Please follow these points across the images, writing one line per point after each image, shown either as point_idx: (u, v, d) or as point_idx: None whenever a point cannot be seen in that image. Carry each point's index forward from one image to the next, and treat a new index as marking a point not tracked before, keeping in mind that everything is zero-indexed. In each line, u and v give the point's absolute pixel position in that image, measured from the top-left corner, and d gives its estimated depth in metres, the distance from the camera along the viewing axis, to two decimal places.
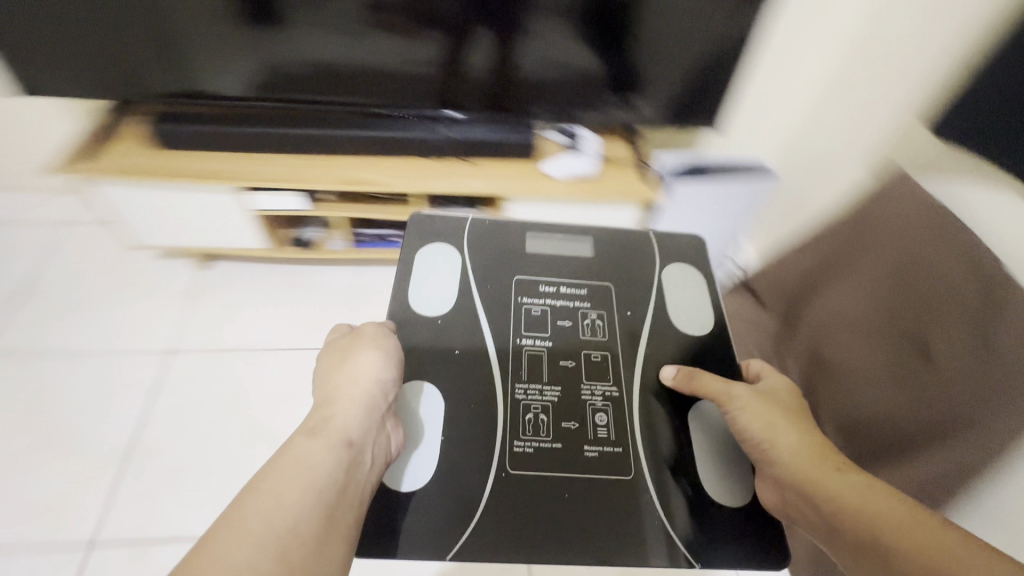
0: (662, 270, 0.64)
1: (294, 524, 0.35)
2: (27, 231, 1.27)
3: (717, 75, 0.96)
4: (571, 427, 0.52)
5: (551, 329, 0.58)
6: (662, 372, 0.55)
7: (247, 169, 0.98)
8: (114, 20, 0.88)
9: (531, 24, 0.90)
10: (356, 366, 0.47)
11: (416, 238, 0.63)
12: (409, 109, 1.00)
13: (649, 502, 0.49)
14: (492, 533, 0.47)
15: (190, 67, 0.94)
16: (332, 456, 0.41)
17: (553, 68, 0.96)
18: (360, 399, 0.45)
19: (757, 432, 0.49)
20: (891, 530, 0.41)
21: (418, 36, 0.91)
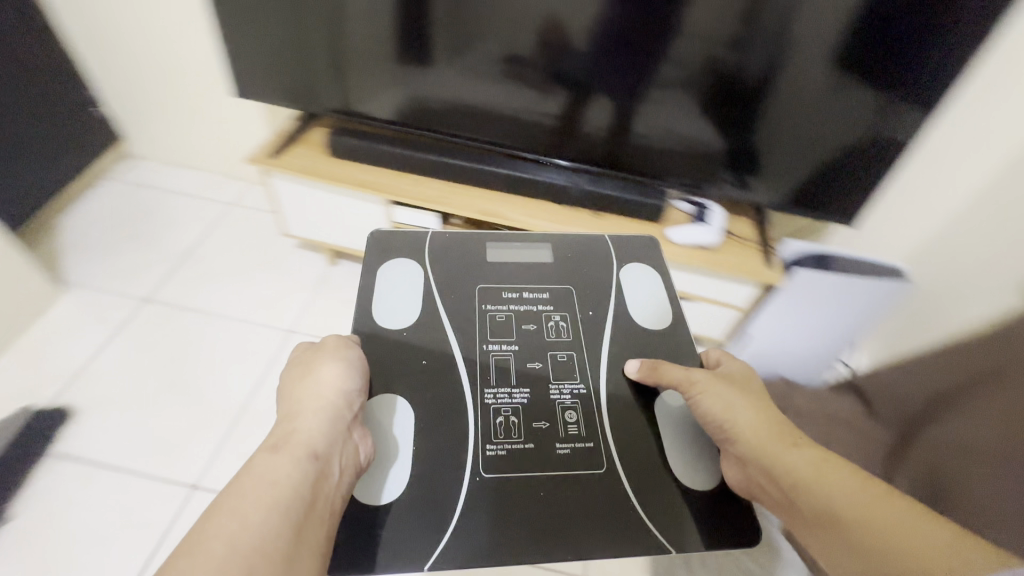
0: (619, 270, 0.61)
1: (260, 543, 0.32)
2: (185, 203, 1.34)
3: (855, 173, 0.85)
4: (541, 426, 0.49)
5: (516, 334, 0.55)
6: (626, 366, 0.51)
7: (393, 184, 0.99)
8: (301, 36, 0.91)
9: (654, 88, 0.85)
10: (318, 378, 0.44)
11: (378, 254, 0.60)
12: (521, 152, 0.98)
13: (624, 493, 0.45)
14: (468, 540, 0.42)
15: (352, 83, 0.96)
16: (300, 468, 0.37)
17: (668, 136, 0.90)
18: (322, 407, 0.42)
19: (718, 413, 0.43)
20: (849, 506, 0.36)
21: (538, 87, 0.89)
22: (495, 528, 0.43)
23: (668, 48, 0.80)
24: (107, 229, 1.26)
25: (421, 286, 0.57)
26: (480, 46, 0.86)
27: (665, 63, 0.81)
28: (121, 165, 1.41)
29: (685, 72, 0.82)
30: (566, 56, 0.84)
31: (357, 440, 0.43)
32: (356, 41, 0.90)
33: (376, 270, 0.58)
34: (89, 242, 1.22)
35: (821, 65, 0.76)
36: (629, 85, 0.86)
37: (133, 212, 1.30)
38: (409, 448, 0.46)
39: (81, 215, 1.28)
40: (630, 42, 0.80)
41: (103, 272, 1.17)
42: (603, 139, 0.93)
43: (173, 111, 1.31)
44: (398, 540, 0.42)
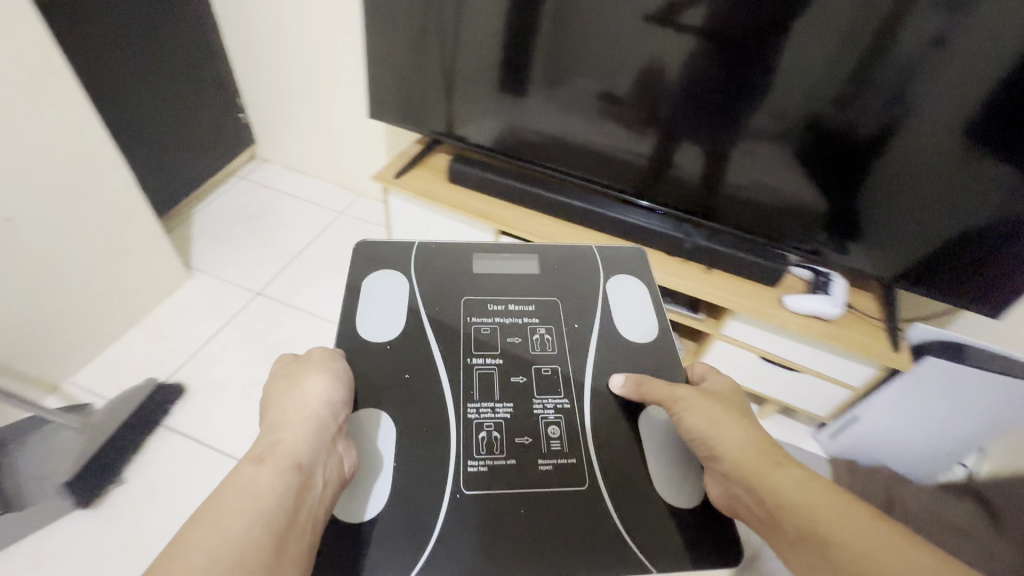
0: (606, 282, 0.62)
1: (241, 554, 0.32)
2: (300, 207, 1.47)
3: (973, 253, 0.79)
4: (524, 442, 0.49)
5: (501, 347, 0.55)
6: (612, 383, 0.52)
7: (501, 213, 1.02)
8: (422, 55, 0.97)
9: (747, 138, 0.83)
10: (305, 390, 0.44)
11: (363, 266, 0.60)
12: (623, 195, 0.98)
13: (607, 512, 0.46)
14: (447, 555, 0.42)
15: (456, 104, 1.00)
16: (284, 479, 0.38)
17: (763, 189, 0.87)
18: (306, 418, 0.43)
19: (701, 430, 0.45)
20: (828, 522, 0.37)
21: (631, 131, 0.90)
22: (479, 545, 0.43)
23: (763, 96, 0.78)
24: (231, 222, 1.41)
25: (405, 297, 0.58)
26: (574, 83, 0.89)
27: (759, 111, 0.80)
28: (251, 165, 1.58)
29: (783, 124, 0.79)
30: (657, 100, 0.85)
31: (340, 453, 0.44)
32: (465, 72, 0.95)
33: (359, 279, 0.59)
34: (214, 232, 1.38)
35: (943, 132, 0.71)
36: (725, 135, 0.84)
37: (252, 209, 1.45)
38: (391, 463, 0.46)
39: (210, 206, 1.44)
40: (724, 90, 0.80)
41: (226, 262, 1.32)
42: (696, 188, 0.92)
43: (300, 122, 1.45)
44: (382, 545, 0.43)
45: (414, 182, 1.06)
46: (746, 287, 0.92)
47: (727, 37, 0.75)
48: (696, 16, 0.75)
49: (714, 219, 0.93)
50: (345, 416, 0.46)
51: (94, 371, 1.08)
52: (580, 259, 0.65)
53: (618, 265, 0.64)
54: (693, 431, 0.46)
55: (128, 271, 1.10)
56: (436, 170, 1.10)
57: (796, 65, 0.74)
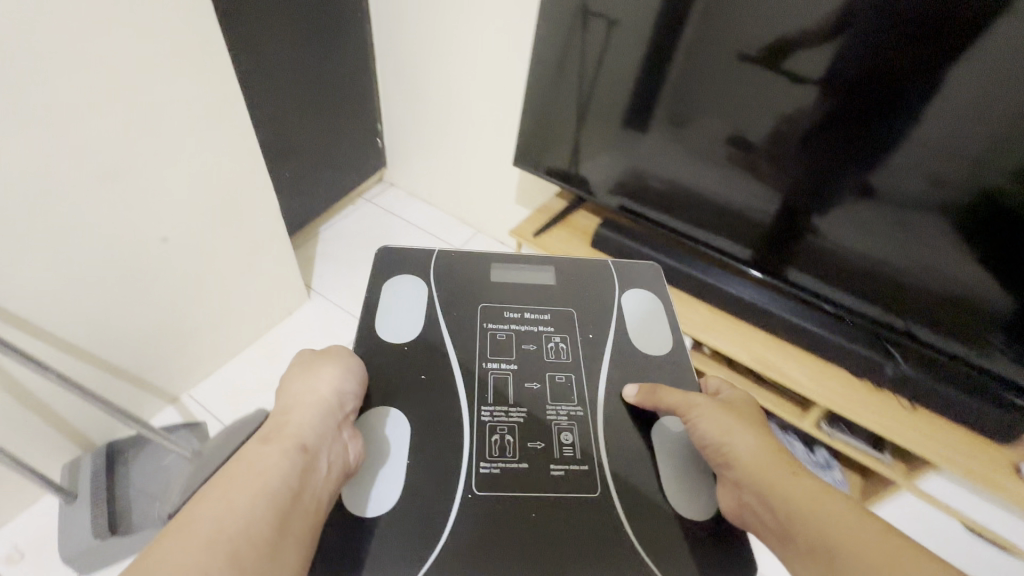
0: (622, 294, 0.63)
1: (246, 527, 0.34)
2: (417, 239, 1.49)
3: None
4: (536, 447, 0.50)
5: (516, 353, 0.56)
6: (624, 392, 0.53)
7: None
8: (555, 85, 0.92)
9: (894, 205, 0.71)
10: (314, 379, 0.47)
11: (386, 269, 0.63)
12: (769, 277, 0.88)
13: (617, 520, 0.46)
14: (455, 556, 0.43)
15: (577, 139, 0.95)
16: (288, 460, 0.40)
17: (922, 271, 0.74)
18: (312, 404, 0.45)
19: (714, 438, 0.45)
20: (835, 530, 0.37)
21: (764, 190, 0.81)
22: (485, 549, 0.43)
23: (901, 151, 0.68)
24: (355, 245, 1.46)
25: (423, 301, 0.60)
26: (694, 128, 0.81)
27: (901, 172, 0.69)
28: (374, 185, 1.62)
29: (942, 191, 0.67)
30: (786, 152, 0.76)
31: (347, 436, 0.45)
32: (596, 109, 0.89)
33: (382, 283, 0.61)
34: (334, 254, 1.43)
35: None
36: (876, 205, 0.73)
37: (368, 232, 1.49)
38: (399, 458, 0.48)
39: (336, 225, 1.50)
40: (858, 146, 0.70)
41: (344, 289, 1.35)
42: (841, 264, 0.80)
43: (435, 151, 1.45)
44: (394, 543, 0.43)
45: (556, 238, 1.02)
46: (942, 430, 0.79)
47: (854, 86, 0.66)
48: (821, 60, 0.67)
49: (871, 310, 0.81)
50: (352, 404, 0.48)
51: (211, 388, 1.12)
52: (598, 270, 0.65)
53: (636, 278, 0.65)
54: (703, 442, 0.46)
55: (254, 292, 1.12)
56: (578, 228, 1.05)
57: (950, 117, 0.63)
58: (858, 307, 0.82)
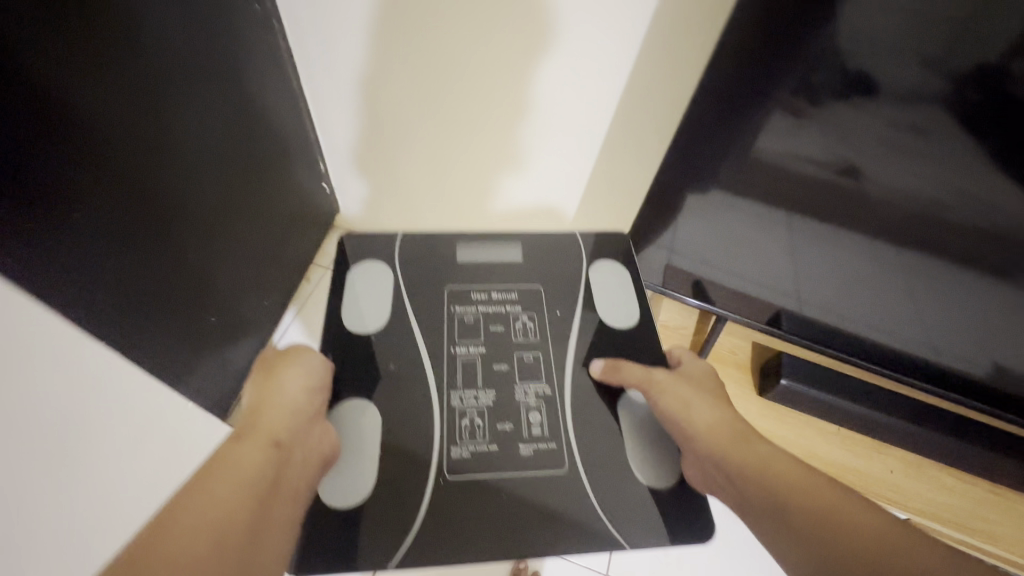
0: (589, 268, 0.63)
1: (228, 514, 0.35)
2: None
3: None
4: (505, 428, 0.51)
5: (483, 336, 0.57)
6: (590, 366, 0.54)
7: None
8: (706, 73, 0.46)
9: (873, 142, 0.45)
10: (282, 383, 0.47)
11: (348, 257, 0.61)
12: (767, 286, 0.64)
13: (584, 495, 0.47)
14: (429, 538, 0.45)
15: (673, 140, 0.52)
16: (264, 455, 0.40)
17: (909, 212, 0.49)
18: (280, 402, 0.45)
19: (675, 411, 0.47)
20: (783, 479, 0.40)
21: (739, 210, 0.56)
22: (457, 530, 0.46)
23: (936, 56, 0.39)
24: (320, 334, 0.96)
25: (389, 287, 0.59)
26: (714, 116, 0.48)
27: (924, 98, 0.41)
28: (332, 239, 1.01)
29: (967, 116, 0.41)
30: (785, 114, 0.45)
31: (317, 432, 0.46)
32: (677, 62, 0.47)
33: (344, 273, 0.60)
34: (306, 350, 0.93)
35: None
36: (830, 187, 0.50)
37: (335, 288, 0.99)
38: (371, 445, 0.49)
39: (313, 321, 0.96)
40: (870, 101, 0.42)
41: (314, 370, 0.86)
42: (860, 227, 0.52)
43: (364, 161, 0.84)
44: (370, 528, 0.45)
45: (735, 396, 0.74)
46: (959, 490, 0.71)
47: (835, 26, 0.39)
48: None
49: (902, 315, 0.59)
50: (319, 410, 0.48)
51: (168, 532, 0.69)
52: (564, 244, 0.65)
53: (604, 251, 0.64)
54: (680, 415, 0.47)
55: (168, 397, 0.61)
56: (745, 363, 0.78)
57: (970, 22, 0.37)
58: (857, 317, 0.62)
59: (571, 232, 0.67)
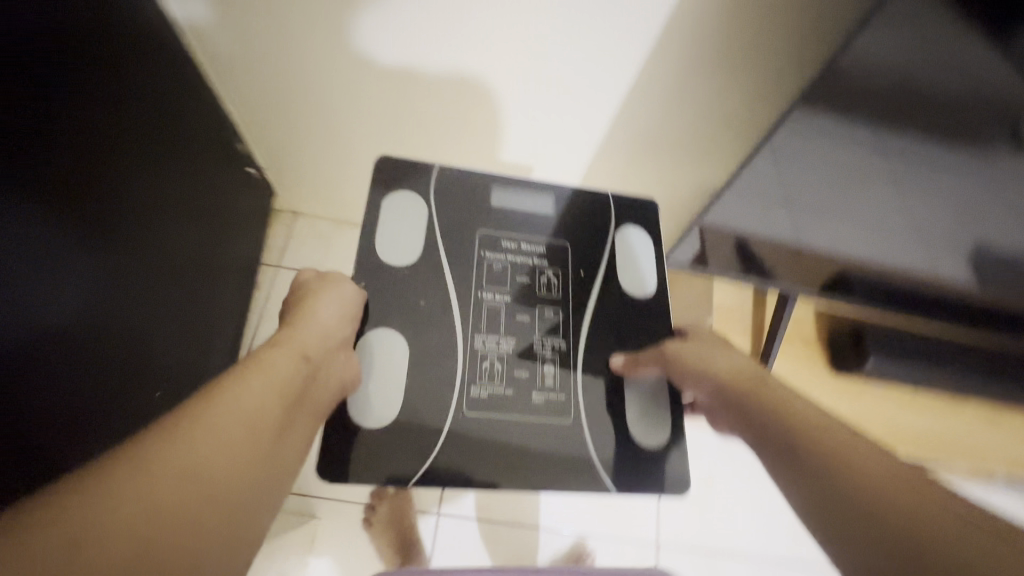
0: (616, 230, 0.65)
1: (257, 415, 0.37)
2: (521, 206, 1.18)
3: None
4: (522, 375, 0.55)
5: (510, 285, 0.59)
6: (611, 359, 0.57)
7: None
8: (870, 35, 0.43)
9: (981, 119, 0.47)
10: (317, 307, 0.49)
11: (381, 184, 0.61)
12: (761, 210, 0.67)
13: (584, 444, 0.54)
14: (448, 463, 0.51)
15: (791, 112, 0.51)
16: (293, 366, 0.42)
17: (903, 99, 0.47)
18: (316, 325, 0.47)
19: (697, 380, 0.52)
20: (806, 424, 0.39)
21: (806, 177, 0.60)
22: (473, 459, 0.51)
23: None
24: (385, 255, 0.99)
25: (422, 224, 0.60)
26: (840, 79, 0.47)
27: None
28: (278, 230, 1.02)
29: None
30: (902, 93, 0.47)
31: (343, 358, 0.49)
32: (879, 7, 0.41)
33: (377, 201, 0.60)
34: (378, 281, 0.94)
35: None
36: (847, 137, 0.53)
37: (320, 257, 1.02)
38: (398, 373, 0.53)
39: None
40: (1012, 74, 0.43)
41: None
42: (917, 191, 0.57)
43: None
44: (395, 447, 0.51)
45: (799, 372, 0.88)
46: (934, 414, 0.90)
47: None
48: None
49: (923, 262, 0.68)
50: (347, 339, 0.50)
51: None
52: (595, 203, 0.66)
53: (633, 217, 0.66)
54: (693, 360, 0.50)
55: None
56: (808, 336, 0.91)
57: None
58: (844, 230, 0.66)
59: (603, 191, 0.68)
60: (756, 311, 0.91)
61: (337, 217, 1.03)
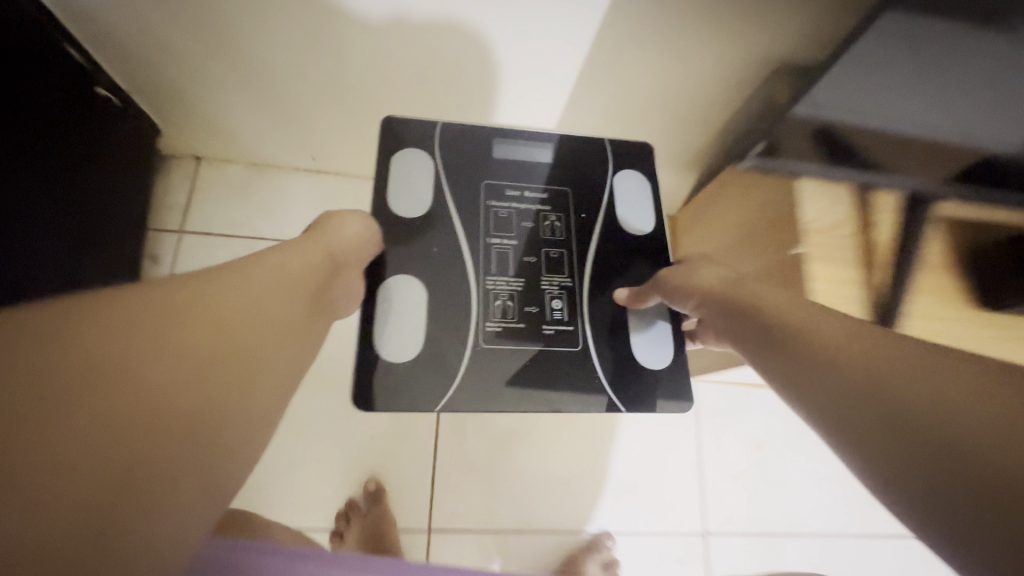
0: (614, 174, 0.68)
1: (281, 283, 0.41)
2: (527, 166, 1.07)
3: None
4: (532, 311, 0.60)
5: (516, 230, 0.63)
6: (616, 294, 0.61)
7: None
8: None
9: None
10: (345, 220, 0.53)
11: (390, 143, 0.64)
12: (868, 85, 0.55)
13: (592, 368, 0.58)
14: (469, 391, 0.56)
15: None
16: (322, 258, 0.47)
17: None
18: (343, 233, 0.52)
19: None
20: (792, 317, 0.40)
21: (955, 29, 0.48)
22: (492, 386, 0.56)
23: None
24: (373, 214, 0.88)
25: (431, 178, 0.64)
26: None
27: None
28: (175, 175, 0.95)
29: None
30: None
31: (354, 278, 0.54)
32: None
33: (387, 160, 0.64)
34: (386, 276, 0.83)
35: None
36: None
37: (244, 203, 0.96)
38: (418, 314, 0.58)
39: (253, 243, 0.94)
40: None
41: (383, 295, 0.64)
42: None
43: None
44: (420, 379, 0.56)
45: (944, 311, 0.61)
46: None
47: None
48: None
49: None
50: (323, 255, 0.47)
51: None
52: (594, 149, 0.69)
53: (630, 161, 0.69)
54: (681, 279, 0.53)
55: None
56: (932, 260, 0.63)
57: None
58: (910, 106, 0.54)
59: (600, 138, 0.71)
60: (866, 227, 0.60)
61: (252, 161, 0.97)
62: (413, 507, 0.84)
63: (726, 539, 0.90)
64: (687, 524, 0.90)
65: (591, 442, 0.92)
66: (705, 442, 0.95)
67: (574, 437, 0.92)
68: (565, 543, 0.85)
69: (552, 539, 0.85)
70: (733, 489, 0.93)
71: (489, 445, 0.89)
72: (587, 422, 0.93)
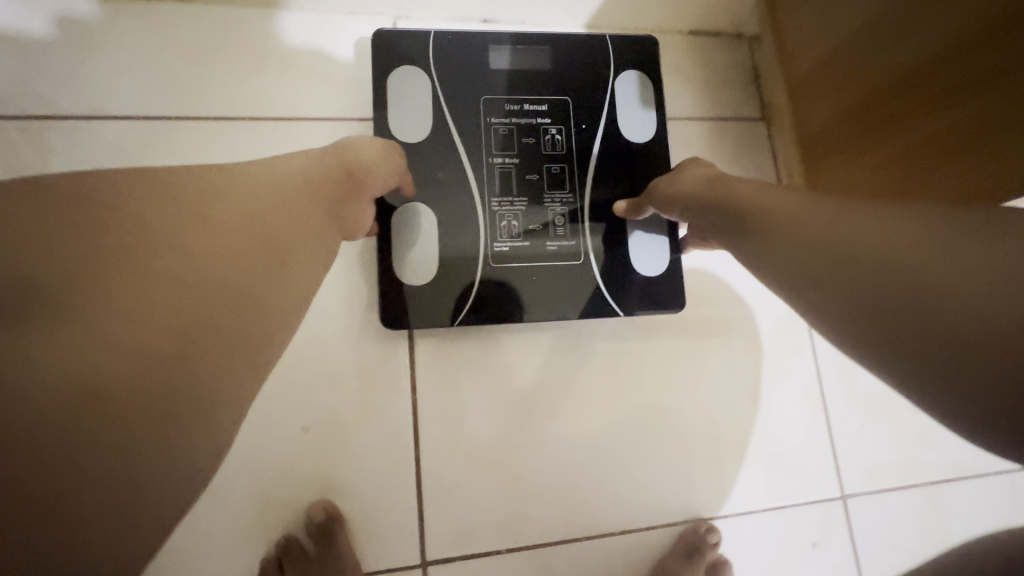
0: (616, 76, 0.66)
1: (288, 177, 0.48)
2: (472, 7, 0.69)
3: None
4: (537, 229, 0.63)
5: (517, 147, 0.64)
6: (615, 205, 0.63)
7: None
8: None
9: None
10: (361, 148, 0.55)
11: (383, 62, 0.63)
12: None
13: (594, 279, 0.63)
14: (484, 306, 0.62)
15: None
16: (325, 160, 0.51)
17: None
18: (363, 160, 0.54)
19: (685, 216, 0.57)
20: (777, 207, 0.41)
21: None
22: (504, 301, 0.62)
23: None
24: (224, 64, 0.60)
25: (429, 97, 0.63)
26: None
27: None
28: None
29: None
30: None
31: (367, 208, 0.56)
32: None
33: (382, 82, 0.63)
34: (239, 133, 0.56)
35: None
36: None
37: (16, 69, 0.60)
38: (430, 240, 0.62)
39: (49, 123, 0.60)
40: None
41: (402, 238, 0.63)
42: None
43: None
44: (438, 299, 0.62)
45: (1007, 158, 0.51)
46: None
47: None
48: None
49: None
50: (310, 176, 0.49)
51: None
52: (594, 48, 0.66)
53: (632, 61, 0.66)
54: (669, 187, 0.55)
55: None
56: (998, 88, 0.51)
57: None
58: None
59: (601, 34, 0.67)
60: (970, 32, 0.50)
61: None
62: (393, 526, 0.61)
63: (870, 502, 0.71)
64: (820, 488, 0.70)
65: (684, 368, 0.69)
66: (827, 367, 0.72)
67: (661, 360, 0.69)
68: (639, 546, 0.65)
69: (618, 542, 0.64)
70: (873, 428, 0.72)
71: (501, 420, 0.64)
72: (658, 362, 0.69)
